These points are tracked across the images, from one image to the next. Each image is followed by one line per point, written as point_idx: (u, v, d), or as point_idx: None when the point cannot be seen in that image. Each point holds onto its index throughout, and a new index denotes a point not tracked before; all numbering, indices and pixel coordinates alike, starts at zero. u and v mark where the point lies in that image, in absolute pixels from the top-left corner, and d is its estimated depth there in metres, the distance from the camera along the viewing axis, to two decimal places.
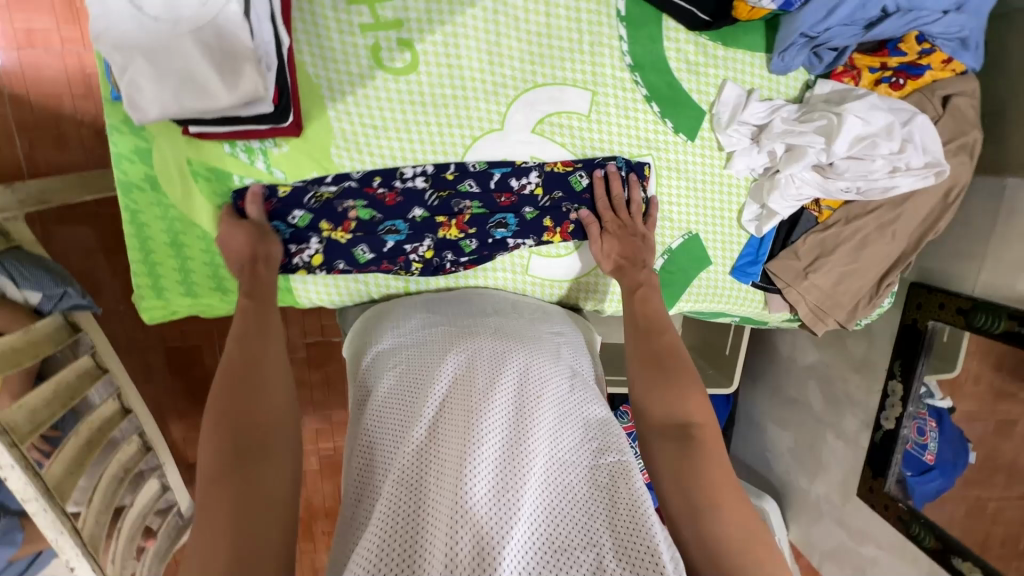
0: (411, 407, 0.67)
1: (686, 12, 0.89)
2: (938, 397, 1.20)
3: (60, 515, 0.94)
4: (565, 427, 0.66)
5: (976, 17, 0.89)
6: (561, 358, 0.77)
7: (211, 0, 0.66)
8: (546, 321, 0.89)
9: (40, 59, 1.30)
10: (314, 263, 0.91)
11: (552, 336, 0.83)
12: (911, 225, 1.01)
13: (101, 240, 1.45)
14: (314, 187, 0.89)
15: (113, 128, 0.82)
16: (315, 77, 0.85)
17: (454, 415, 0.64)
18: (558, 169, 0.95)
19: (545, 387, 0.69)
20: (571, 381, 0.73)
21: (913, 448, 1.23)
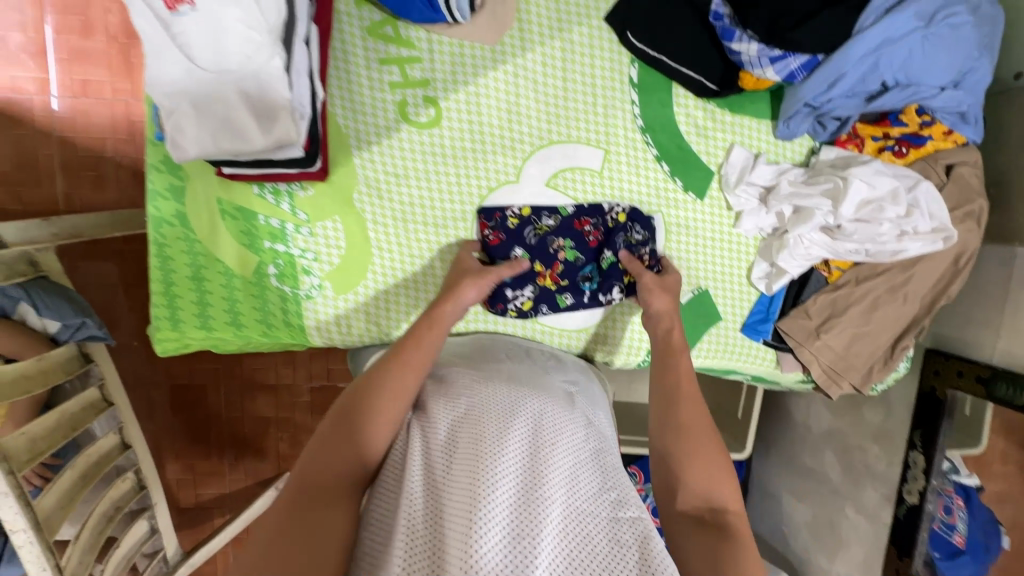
0: (420, 444, 0.65)
1: (695, 80, 0.95)
2: (964, 474, 1.18)
3: (45, 550, 0.91)
4: (580, 475, 0.64)
5: (973, 93, 0.93)
6: (575, 409, 0.74)
7: (255, 55, 0.71)
8: (559, 369, 0.89)
9: (90, 107, 1.40)
10: (526, 309, 0.97)
11: (563, 385, 0.81)
12: (922, 290, 1.01)
13: (124, 275, 1.49)
14: (535, 221, 0.97)
15: (152, 166, 0.88)
16: (344, 127, 0.91)
17: (466, 454, 0.62)
18: (572, 221, 0.98)
19: (558, 432, 0.67)
20: (584, 429, 0.71)
21: (941, 528, 1.18)
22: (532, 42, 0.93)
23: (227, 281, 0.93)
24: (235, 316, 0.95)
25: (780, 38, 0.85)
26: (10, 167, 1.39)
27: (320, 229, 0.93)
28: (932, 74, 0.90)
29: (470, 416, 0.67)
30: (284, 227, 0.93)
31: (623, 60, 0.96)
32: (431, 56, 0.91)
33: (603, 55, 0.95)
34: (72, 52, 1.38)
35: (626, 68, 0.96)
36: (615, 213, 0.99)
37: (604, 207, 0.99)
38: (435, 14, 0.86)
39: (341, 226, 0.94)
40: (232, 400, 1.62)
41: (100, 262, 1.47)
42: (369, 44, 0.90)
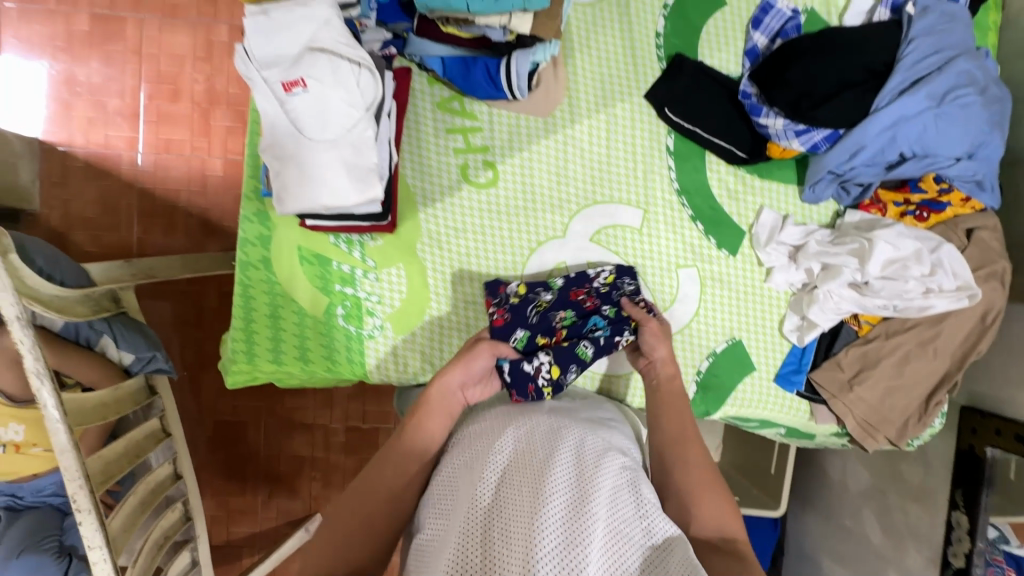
0: (474, 467, 0.71)
1: (726, 149, 1.06)
2: (1016, 543, 1.10)
3: (115, 569, 0.97)
4: (621, 498, 0.68)
5: (987, 163, 1.01)
6: (613, 440, 0.80)
7: (354, 127, 0.83)
8: (599, 407, 0.93)
9: (171, 163, 1.58)
10: (554, 377, 0.91)
11: (604, 419, 0.86)
12: (952, 346, 1.05)
13: (177, 313, 1.62)
14: (534, 298, 0.98)
15: (245, 218, 1.01)
16: (412, 186, 1.03)
17: (516, 477, 0.68)
18: (568, 294, 1.00)
19: (599, 458, 0.72)
20: (623, 456, 0.75)
21: None
22: (581, 115, 1.05)
23: (300, 319, 1.03)
24: (303, 351, 1.03)
25: (804, 115, 0.98)
26: (96, 214, 1.56)
27: (386, 275, 1.04)
28: (947, 147, 0.99)
29: (517, 442, 0.73)
30: (354, 272, 1.03)
31: (660, 131, 1.07)
32: (491, 126, 1.04)
33: (643, 127, 1.06)
34: (160, 116, 1.57)
35: (663, 138, 1.07)
36: (604, 276, 1.02)
37: (590, 275, 1.02)
38: (498, 92, 0.98)
39: (403, 273, 1.04)
40: (272, 438, 1.68)
41: (160, 300, 1.61)
42: (438, 116, 1.03)
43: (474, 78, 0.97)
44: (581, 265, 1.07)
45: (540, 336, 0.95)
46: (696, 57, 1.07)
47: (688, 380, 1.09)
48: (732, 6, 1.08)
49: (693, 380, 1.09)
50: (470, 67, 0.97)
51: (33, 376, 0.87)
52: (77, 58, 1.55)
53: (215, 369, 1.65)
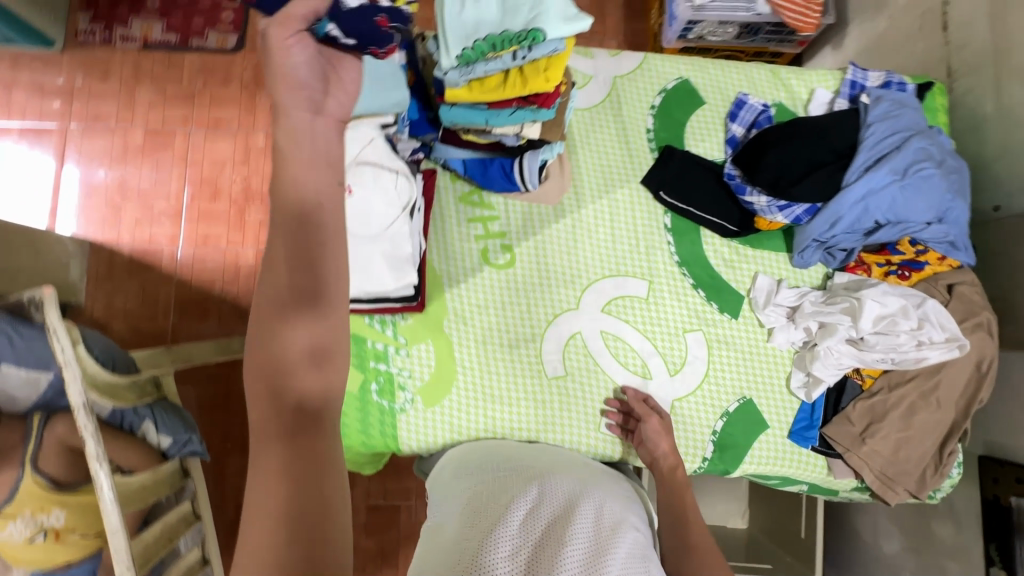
0: (493, 508, 0.76)
1: (718, 224, 1.19)
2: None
3: None
4: (634, 564, 0.71)
5: (955, 226, 1.12)
6: (630, 510, 0.84)
7: (392, 224, 0.96)
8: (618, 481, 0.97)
9: (207, 255, 1.73)
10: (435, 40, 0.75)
11: (622, 491, 0.91)
12: (954, 395, 1.10)
13: (199, 399, 1.70)
14: None
15: None
16: (439, 269, 1.15)
17: (536, 524, 0.73)
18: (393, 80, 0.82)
19: (616, 523, 0.76)
20: (638, 527, 0.80)
21: None
22: (586, 201, 1.19)
23: None
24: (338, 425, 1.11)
25: (783, 192, 1.11)
26: (137, 305, 1.69)
27: (415, 351, 1.13)
28: (915, 214, 1.10)
29: (540, 496, 0.78)
30: (387, 349, 1.12)
31: (658, 211, 1.20)
32: (507, 214, 1.18)
33: (641, 208, 1.20)
34: (200, 215, 1.75)
35: (661, 217, 1.20)
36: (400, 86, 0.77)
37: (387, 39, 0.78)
38: (512, 185, 1.14)
39: (432, 349, 1.13)
40: None
41: (191, 383, 1.69)
42: (460, 208, 1.17)
43: (492, 175, 1.13)
44: (595, 333, 1.16)
45: None
46: (683, 147, 1.22)
47: (704, 440, 1.14)
48: (710, 104, 1.25)
49: (710, 439, 1.14)
50: (488, 166, 1.13)
51: (94, 461, 0.91)
52: (131, 167, 1.75)
53: (240, 450, 1.69)
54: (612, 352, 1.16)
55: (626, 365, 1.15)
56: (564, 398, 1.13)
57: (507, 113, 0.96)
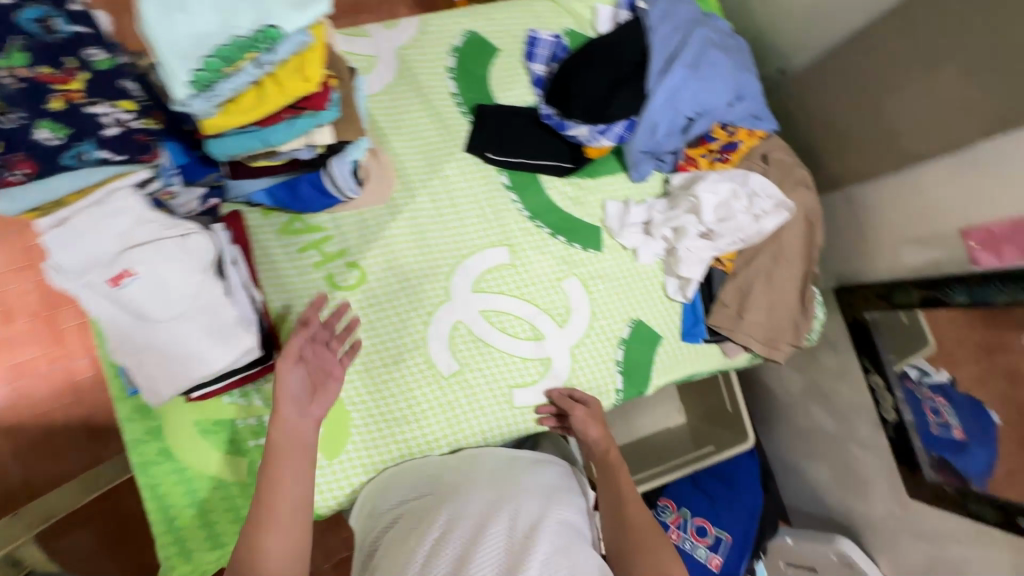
0: (406, 554, 0.80)
1: (554, 165, 1.17)
2: (935, 373, 1.22)
3: None
4: (555, 563, 0.74)
5: (754, 99, 1.20)
6: (550, 502, 0.86)
7: (198, 290, 0.81)
8: (541, 468, 0.96)
9: (32, 385, 1.41)
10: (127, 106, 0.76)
11: (547, 479, 0.94)
12: (797, 248, 1.20)
13: (100, 538, 1.43)
14: None
15: (125, 420, 0.95)
16: (287, 315, 1.02)
17: (447, 560, 0.76)
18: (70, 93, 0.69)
19: (530, 527, 0.80)
20: (561, 519, 0.83)
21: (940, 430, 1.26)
22: (417, 188, 1.11)
23: (224, 491, 0.98)
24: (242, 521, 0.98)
25: (602, 117, 1.11)
26: None
27: None
28: (717, 100, 1.16)
29: (450, 528, 0.81)
30: (262, 421, 0.99)
31: (492, 173, 1.15)
32: (340, 230, 1.07)
33: (475, 176, 1.14)
34: None
35: (497, 178, 1.16)
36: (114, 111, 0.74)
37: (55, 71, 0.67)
38: (330, 199, 1.01)
39: None
40: None
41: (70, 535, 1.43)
42: (286, 241, 1.04)
43: (302, 196, 1.00)
44: (474, 316, 1.11)
45: (51, 105, 0.68)
46: (494, 101, 1.17)
47: (611, 373, 1.16)
48: (505, 50, 1.20)
49: (617, 370, 1.17)
50: (295, 187, 0.99)
51: None
52: None
53: None
54: (498, 327, 1.12)
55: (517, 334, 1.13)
56: (468, 392, 1.09)
57: (283, 126, 0.82)
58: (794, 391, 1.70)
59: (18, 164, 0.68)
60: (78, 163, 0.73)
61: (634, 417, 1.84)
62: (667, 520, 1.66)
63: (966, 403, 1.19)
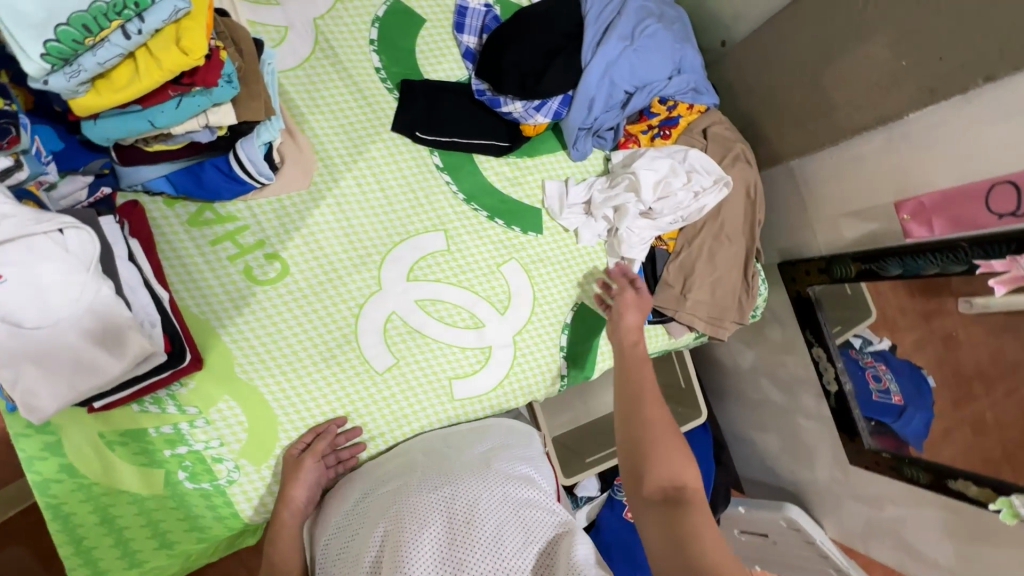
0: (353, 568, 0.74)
1: (489, 144, 1.11)
2: (877, 341, 1.28)
3: None
4: (509, 529, 0.74)
5: (693, 72, 1.16)
6: (489, 473, 0.84)
7: (82, 291, 0.72)
8: (483, 440, 0.98)
9: None
10: None
11: (487, 450, 0.93)
12: (739, 225, 1.19)
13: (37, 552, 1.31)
14: None
15: (18, 435, 0.85)
16: (201, 314, 0.94)
17: (389, 561, 0.71)
18: None
19: (475, 505, 0.76)
20: (509, 484, 0.82)
21: (882, 395, 1.32)
22: (341, 171, 1.03)
23: (140, 506, 0.90)
24: (163, 537, 0.91)
25: (533, 92, 1.05)
26: None
27: (216, 414, 0.93)
28: (655, 72, 1.12)
29: (389, 530, 0.75)
30: (178, 428, 0.92)
31: (423, 153, 1.09)
32: (256, 219, 0.98)
33: (404, 157, 1.07)
34: None
35: (429, 159, 1.09)
36: None
37: None
38: (241, 185, 0.94)
39: (235, 404, 0.94)
40: None
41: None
42: (194, 232, 0.95)
43: (210, 182, 0.92)
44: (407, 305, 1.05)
45: None
46: (421, 76, 1.10)
47: (556, 358, 1.13)
48: (432, 21, 1.12)
49: (561, 355, 1.14)
50: (200, 173, 0.92)
51: None
52: None
53: None
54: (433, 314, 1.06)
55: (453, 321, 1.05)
56: (404, 387, 1.04)
57: (172, 107, 0.76)
58: (744, 365, 1.72)
59: None
60: None
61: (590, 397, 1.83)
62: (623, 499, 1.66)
63: (904, 368, 1.26)
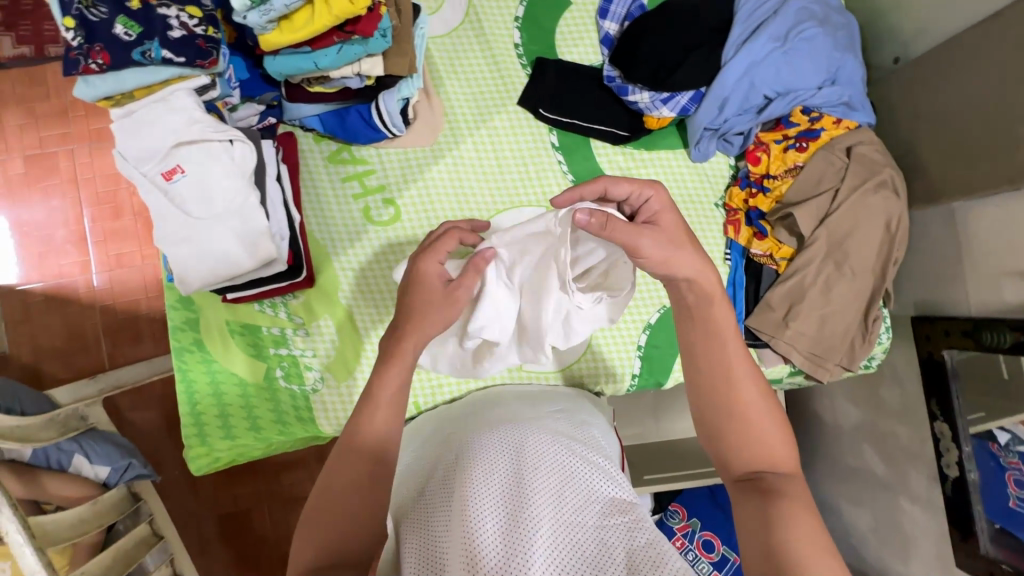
0: (425, 499, 0.72)
1: (608, 132, 1.11)
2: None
3: None
4: (573, 484, 0.69)
5: (849, 85, 1.06)
6: (558, 433, 0.80)
7: (236, 196, 0.87)
8: (550, 401, 0.97)
9: (126, 275, 1.60)
10: (191, 11, 0.82)
11: (559, 413, 0.90)
12: (869, 260, 1.05)
13: (166, 417, 1.63)
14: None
15: (170, 306, 1.03)
16: (321, 240, 1.07)
17: (453, 496, 0.68)
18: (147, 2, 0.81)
19: (542, 456, 0.72)
20: (579, 446, 0.78)
21: (1019, 505, 1.08)
22: (463, 135, 1.11)
23: (243, 389, 1.05)
24: (253, 421, 1.05)
25: (664, 84, 1.03)
26: (63, 342, 1.58)
27: (316, 329, 1.07)
28: (803, 79, 1.04)
29: (456, 469, 0.73)
30: (284, 332, 1.07)
31: (542, 131, 1.13)
32: (383, 165, 1.09)
33: (524, 131, 1.12)
34: (106, 234, 1.60)
35: (547, 136, 1.13)
36: (180, 14, 0.81)
37: None
38: (376, 133, 1.04)
39: (332, 324, 1.07)
40: (278, 519, 1.64)
41: (147, 409, 1.62)
42: (331, 168, 1.08)
43: (352, 125, 1.04)
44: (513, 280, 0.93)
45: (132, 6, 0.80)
46: (556, 56, 1.14)
47: (630, 356, 1.11)
48: (578, 6, 1.16)
49: (636, 355, 1.11)
50: (345, 116, 1.04)
51: None
52: (14, 199, 1.58)
53: None
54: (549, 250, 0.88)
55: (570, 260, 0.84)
56: None
57: (334, 51, 0.88)
58: (847, 425, 1.54)
59: (96, 54, 0.77)
60: (144, 59, 0.79)
61: (665, 418, 1.75)
62: (674, 526, 1.58)
63: None
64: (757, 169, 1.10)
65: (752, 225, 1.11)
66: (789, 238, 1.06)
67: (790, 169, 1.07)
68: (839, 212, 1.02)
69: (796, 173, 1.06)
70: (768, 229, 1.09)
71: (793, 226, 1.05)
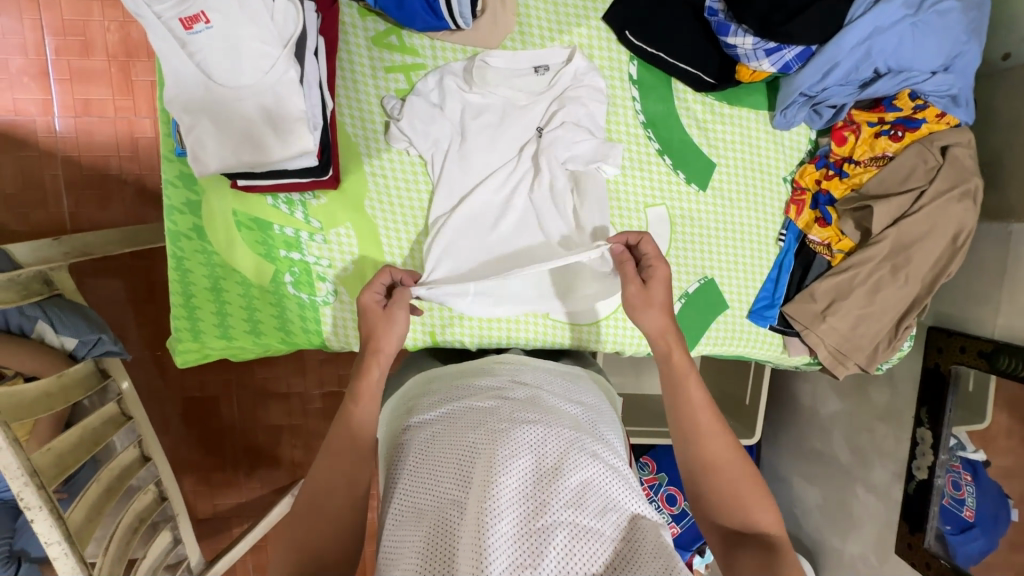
0: (433, 473, 0.66)
1: (693, 75, 0.99)
2: (971, 449, 1.20)
3: (56, 521, 0.87)
4: (593, 491, 0.64)
5: (964, 76, 0.96)
6: (580, 426, 0.74)
7: (272, 69, 0.72)
8: (575, 386, 0.87)
9: (94, 126, 1.38)
10: None
11: (574, 399, 0.82)
12: (923, 269, 1.01)
13: (131, 292, 1.48)
14: None
15: (168, 181, 0.89)
16: (353, 136, 0.93)
17: (467, 484, 0.63)
18: None
19: (564, 454, 0.66)
20: (601, 447, 0.72)
21: (950, 502, 1.22)
22: (534, 45, 0.96)
23: (246, 290, 0.94)
24: (253, 323, 0.96)
25: (774, 31, 0.88)
26: (17, 189, 1.38)
27: (334, 236, 0.95)
28: (922, 59, 0.93)
29: (474, 449, 0.66)
30: (298, 235, 0.94)
31: (621, 58, 0.99)
32: (436, 63, 0.94)
33: (602, 55, 0.98)
34: (73, 73, 1.36)
35: (625, 66, 1.00)
36: None
37: None
38: (438, 21, 0.87)
39: (353, 231, 0.95)
40: (246, 410, 1.58)
41: (107, 280, 1.46)
42: (374, 53, 0.92)
43: (409, 6, 0.86)
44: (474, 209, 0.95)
45: None
46: None
47: None
48: None
49: None
50: None
51: None
52: None
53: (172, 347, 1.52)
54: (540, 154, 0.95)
55: (541, 68, 0.96)
56: None
57: None
58: (822, 412, 1.57)
59: None
60: None
61: (647, 373, 1.74)
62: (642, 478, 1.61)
63: (993, 487, 1.17)
64: (840, 150, 1.03)
65: (817, 209, 1.05)
66: (853, 232, 1.01)
67: (878, 157, 1.00)
68: (917, 215, 0.97)
69: (883, 163, 1.00)
70: (834, 216, 1.03)
71: (864, 219, 1.00)
